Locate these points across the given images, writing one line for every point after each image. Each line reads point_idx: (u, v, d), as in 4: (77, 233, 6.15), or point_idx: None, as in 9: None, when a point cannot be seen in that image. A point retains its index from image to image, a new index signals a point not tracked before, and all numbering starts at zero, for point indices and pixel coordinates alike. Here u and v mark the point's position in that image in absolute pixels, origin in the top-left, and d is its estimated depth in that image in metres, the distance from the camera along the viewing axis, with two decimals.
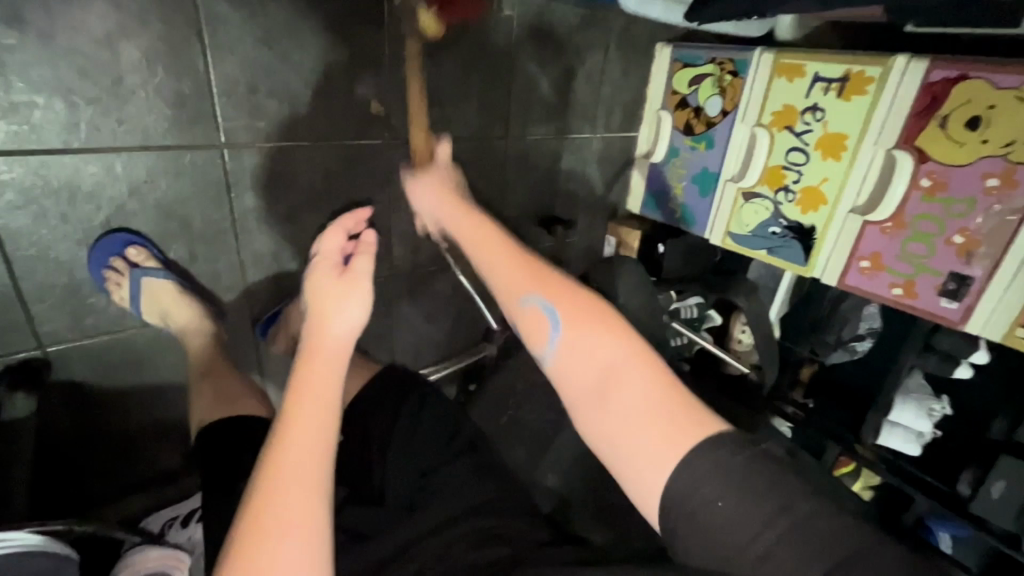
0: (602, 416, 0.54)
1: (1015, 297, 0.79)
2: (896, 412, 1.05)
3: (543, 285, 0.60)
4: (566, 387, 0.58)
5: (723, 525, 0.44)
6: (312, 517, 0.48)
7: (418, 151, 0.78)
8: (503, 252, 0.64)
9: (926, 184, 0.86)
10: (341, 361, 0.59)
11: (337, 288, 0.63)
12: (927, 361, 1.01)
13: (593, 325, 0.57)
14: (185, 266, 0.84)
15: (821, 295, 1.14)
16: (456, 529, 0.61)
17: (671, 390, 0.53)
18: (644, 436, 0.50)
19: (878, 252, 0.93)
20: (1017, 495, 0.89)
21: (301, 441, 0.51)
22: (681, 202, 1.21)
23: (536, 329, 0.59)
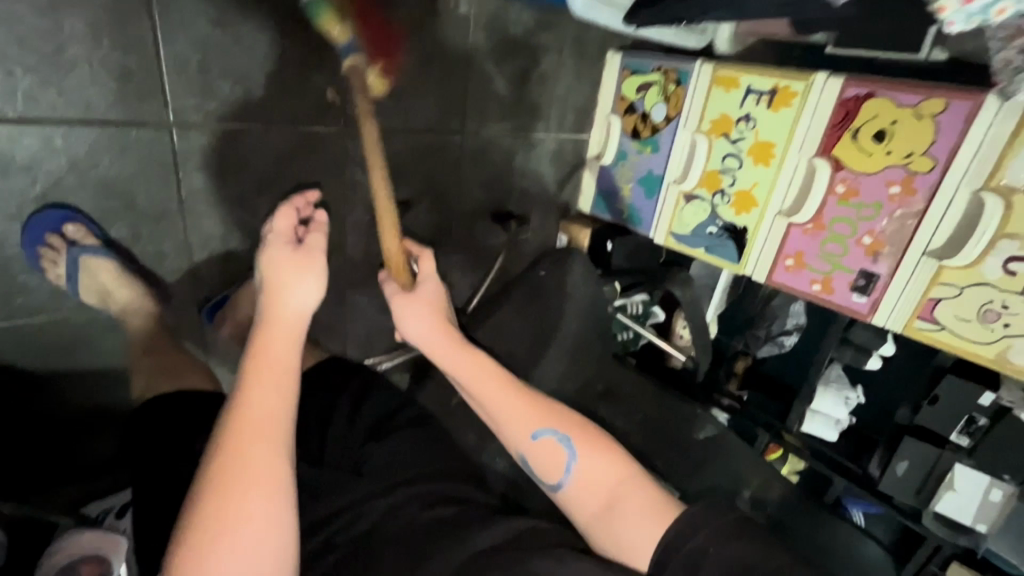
0: (614, 531, 0.63)
1: (913, 292, 0.89)
2: (817, 399, 1.14)
3: (551, 418, 0.69)
4: (577, 511, 0.66)
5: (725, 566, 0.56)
6: (278, 470, 0.52)
7: (394, 264, 0.74)
8: (508, 388, 0.71)
9: (840, 190, 0.95)
10: (297, 331, 0.62)
11: (291, 263, 0.65)
12: (844, 354, 1.11)
13: (597, 450, 0.68)
14: (127, 247, 0.82)
15: (755, 292, 1.23)
16: (406, 492, 0.64)
17: (660, 491, 0.65)
18: (650, 535, 0.61)
19: (801, 251, 1.01)
20: (918, 471, 1.01)
21: (266, 401, 0.55)
22: (628, 202, 1.28)
23: (550, 460, 0.68)
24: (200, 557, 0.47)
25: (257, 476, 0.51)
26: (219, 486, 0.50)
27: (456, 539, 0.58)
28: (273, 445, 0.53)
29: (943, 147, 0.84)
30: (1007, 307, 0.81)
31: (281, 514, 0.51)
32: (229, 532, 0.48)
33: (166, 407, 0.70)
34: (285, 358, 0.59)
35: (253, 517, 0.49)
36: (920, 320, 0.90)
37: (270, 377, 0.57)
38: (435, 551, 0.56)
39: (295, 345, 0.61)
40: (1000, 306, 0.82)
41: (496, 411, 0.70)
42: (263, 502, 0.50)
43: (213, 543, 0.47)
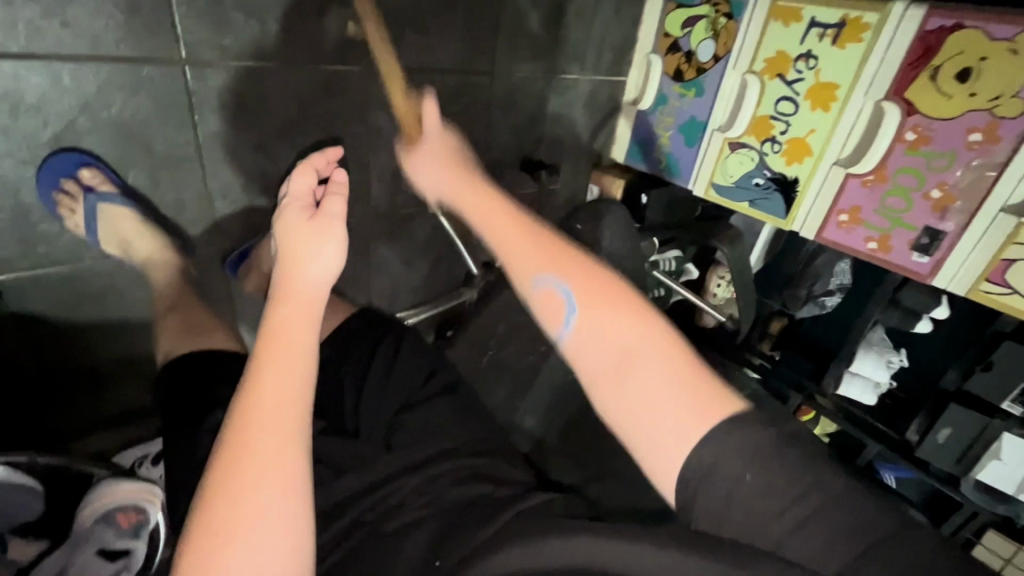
0: (623, 401, 0.49)
1: (982, 252, 0.82)
2: (856, 362, 1.07)
3: (563, 262, 0.56)
4: (582, 371, 0.53)
5: (754, 498, 0.43)
6: (292, 470, 0.48)
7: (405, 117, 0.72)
8: (515, 227, 0.59)
9: (910, 138, 0.86)
10: (312, 311, 0.57)
11: (308, 229, 0.60)
12: (891, 316, 1.04)
13: (614, 303, 0.53)
14: (147, 194, 0.80)
15: (798, 248, 1.13)
16: (438, 467, 0.62)
17: (699, 372, 0.48)
18: (669, 417, 0.47)
19: (857, 206, 0.94)
20: (961, 438, 0.97)
21: (275, 390, 0.50)
22: (666, 151, 1.20)
23: (552, 304, 0.55)
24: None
25: (268, 474, 0.47)
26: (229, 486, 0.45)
27: (488, 512, 0.56)
28: (287, 443, 0.48)
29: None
30: None
31: (294, 519, 0.46)
32: (242, 537, 0.44)
33: (199, 363, 0.70)
34: (299, 342, 0.54)
35: (260, 524, 0.44)
36: (988, 282, 0.83)
37: (281, 362, 0.52)
38: (466, 528, 0.54)
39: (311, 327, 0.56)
40: None
41: (498, 248, 0.59)
42: (276, 505, 0.46)
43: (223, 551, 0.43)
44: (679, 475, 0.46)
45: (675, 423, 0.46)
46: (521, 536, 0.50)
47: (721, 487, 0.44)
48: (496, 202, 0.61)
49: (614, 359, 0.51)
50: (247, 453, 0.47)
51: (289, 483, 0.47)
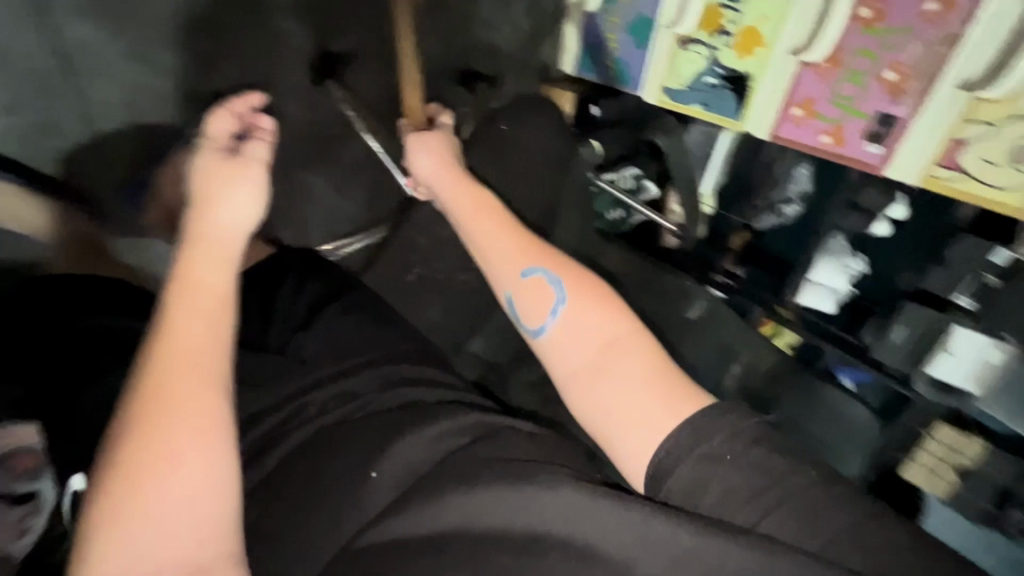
0: (602, 389, 0.52)
1: (936, 135, 0.80)
2: (815, 271, 1.04)
3: (544, 257, 0.60)
4: (562, 360, 0.56)
5: (727, 479, 0.45)
6: (210, 407, 0.43)
7: (412, 112, 0.75)
8: (498, 223, 0.63)
9: (865, 14, 0.81)
10: (228, 255, 0.51)
11: (223, 171, 0.56)
12: (848, 219, 1.00)
13: (596, 298, 0.57)
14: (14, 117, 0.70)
15: (755, 154, 1.04)
16: (354, 380, 0.56)
17: (661, 361, 0.54)
18: (646, 407, 0.50)
19: (811, 98, 0.89)
20: (918, 334, 0.95)
21: (185, 338, 0.45)
22: (616, 57, 1.11)
23: (537, 298, 0.58)
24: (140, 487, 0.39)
25: (178, 410, 0.42)
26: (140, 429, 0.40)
27: (424, 414, 0.52)
28: (201, 380, 0.43)
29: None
30: None
31: (218, 450, 0.42)
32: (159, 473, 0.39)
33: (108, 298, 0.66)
34: (213, 286, 0.49)
35: (179, 450, 0.40)
36: (940, 169, 0.82)
37: (193, 305, 0.47)
38: (400, 434, 0.49)
39: (228, 267, 0.51)
40: None
41: (485, 241, 0.62)
42: (192, 437, 0.41)
43: (137, 491, 0.39)
44: (652, 466, 0.48)
45: (648, 414, 0.50)
46: (476, 476, 0.45)
47: (698, 460, 0.47)
48: (484, 195, 0.66)
49: (598, 346, 0.54)
50: (170, 385, 0.42)
51: (202, 415, 0.42)
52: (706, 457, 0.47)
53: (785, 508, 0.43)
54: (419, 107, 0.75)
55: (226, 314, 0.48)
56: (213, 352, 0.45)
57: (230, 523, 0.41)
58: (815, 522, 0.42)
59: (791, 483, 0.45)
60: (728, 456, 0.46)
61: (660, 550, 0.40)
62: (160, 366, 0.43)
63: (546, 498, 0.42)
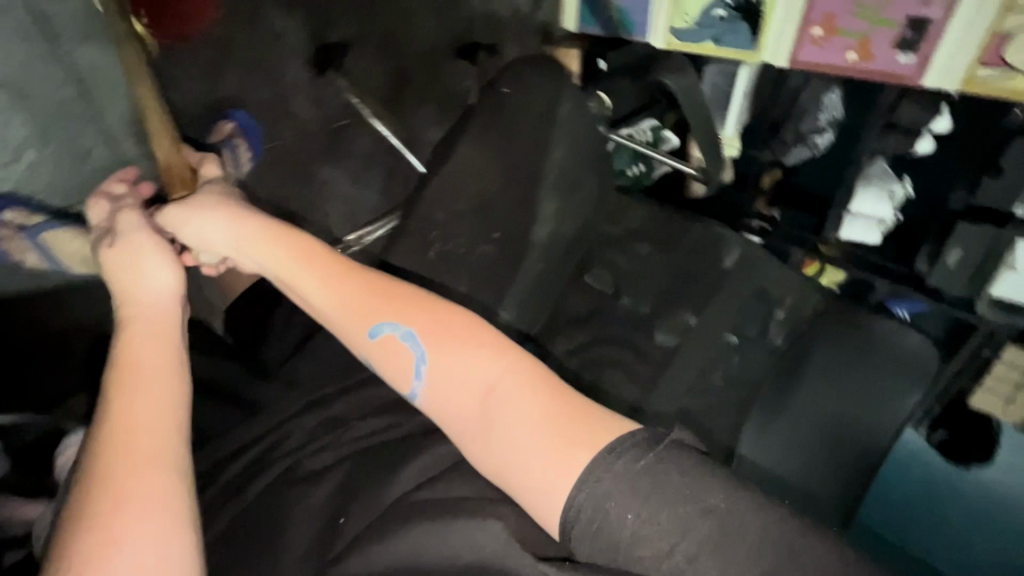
0: (488, 449, 0.41)
1: (974, 34, 0.77)
2: (857, 201, 0.97)
3: (392, 302, 0.49)
4: (444, 423, 0.45)
5: (634, 543, 0.33)
6: (167, 492, 0.41)
7: (172, 171, 0.64)
8: (330, 275, 0.50)
9: None
10: (169, 328, 0.51)
11: (133, 253, 0.53)
12: (888, 143, 0.91)
13: (456, 337, 0.45)
14: (44, 149, 0.69)
15: (780, 90, 0.96)
16: (338, 404, 0.50)
17: (544, 390, 0.42)
18: (536, 458, 0.39)
19: (831, 14, 0.85)
20: (972, 256, 0.91)
21: (137, 416, 0.44)
22: (618, 4, 1.06)
23: (393, 358, 0.47)
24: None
25: (125, 492, 0.40)
26: (90, 519, 0.39)
27: (396, 461, 0.44)
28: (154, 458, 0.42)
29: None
30: None
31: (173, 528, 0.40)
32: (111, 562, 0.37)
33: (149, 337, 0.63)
34: (159, 360, 0.48)
35: (129, 550, 0.38)
36: (984, 68, 0.79)
37: (140, 383, 0.46)
38: (375, 477, 0.44)
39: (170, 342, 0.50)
40: None
41: (318, 301, 0.50)
42: (143, 533, 0.39)
43: None
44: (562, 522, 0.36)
45: (546, 470, 0.38)
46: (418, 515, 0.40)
47: (597, 520, 0.35)
48: (290, 237, 0.52)
49: (478, 395, 0.43)
50: (122, 481, 0.41)
51: (159, 503, 0.40)
52: (604, 525, 0.34)
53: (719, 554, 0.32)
54: (179, 159, 0.64)
55: (178, 391, 0.47)
56: (164, 436, 0.44)
57: None
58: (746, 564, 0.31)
59: (720, 511, 0.33)
60: (630, 518, 0.34)
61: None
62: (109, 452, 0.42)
63: (484, 534, 0.38)
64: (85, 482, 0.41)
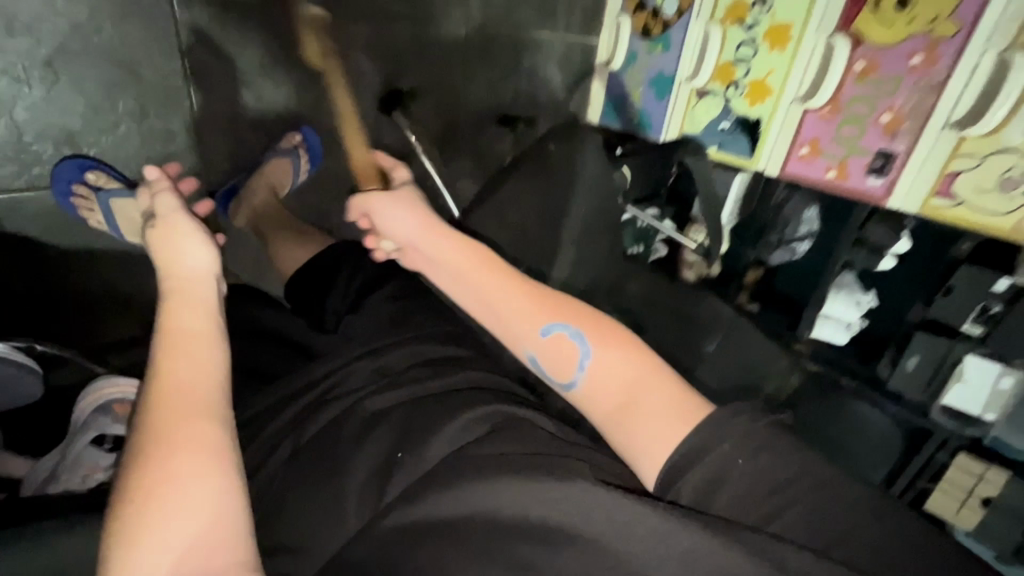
0: (633, 432, 0.49)
1: (930, 168, 0.90)
2: (827, 305, 1.02)
3: (561, 309, 0.57)
4: (595, 410, 0.53)
5: (748, 483, 0.43)
6: (214, 439, 0.44)
7: (360, 169, 0.64)
8: (511, 283, 0.58)
9: (858, 68, 0.94)
10: (207, 294, 0.54)
11: (168, 233, 0.57)
12: (858, 256, 0.98)
13: (617, 342, 0.54)
14: (136, 124, 0.81)
15: (766, 197, 1.08)
16: (391, 357, 0.58)
17: (682, 389, 0.51)
18: (671, 433, 0.47)
19: (816, 138, 1.01)
20: (929, 364, 0.94)
21: (183, 373, 0.47)
22: (638, 108, 1.25)
23: (559, 352, 0.55)
24: (149, 518, 0.39)
25: (177, 441, 0.42)
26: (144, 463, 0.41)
27: (443, 408, 0.51)
28: (199, 418, 0.44)
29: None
30: None
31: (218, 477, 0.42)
32: (167, 501, 0.40)
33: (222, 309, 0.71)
34: (201, 320, 0.52)
35: (182, 488, 0.40)
36: (939, 197, 0.90)
37: (187, 344, 0.49)
38: (430, 421, 0.50)
39: (212, 313, 0.53)
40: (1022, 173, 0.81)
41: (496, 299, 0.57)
42: (198, 472, 0.41)
43: (142, 519, 0.39)
44: (667, 467, 0.46)
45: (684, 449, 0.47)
46: (470, 465, 0.45)
47: (714, 465, 0.44)
48: (474, 245, 0.60)
49: (626, 388, 0.51)
50: (169, 431, 0.43)
51: (204, 452, 0.43)
52: (727, 469, 0.44)
53: (797, 507, 0.41)
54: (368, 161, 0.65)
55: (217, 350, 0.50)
56: (209, 394, 0.47)
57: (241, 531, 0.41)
58: (826, 514, 0.41)
59: (806, 472, 0.43)
60: (741, 461, 0.44)
61: (663, 549, 0.38)
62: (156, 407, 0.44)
63: (565, 493, 0.41)
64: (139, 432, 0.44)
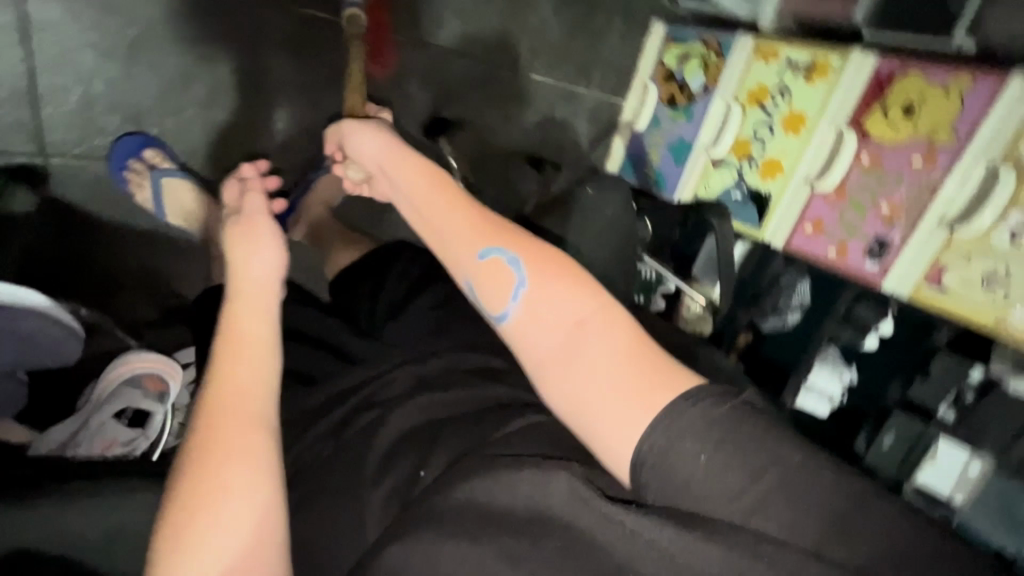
0: (574, 376, 0.46)
1: (922, 258, 0.97)
2: (811, 375, 1.11)
3: (505, 236, 0.52)
4: (529, 350, 0.49)
5: (703, 479, 0.39)
6: (261, 456, 0.43)
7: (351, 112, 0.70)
8: (447, 201, 0.54)
9: (865, 160, 1.03)
10: (268, 296, 0.54)
11: (242, 231, 0.58)
12: (844, 332, 1.08)
13: (560, 272, 0.49)
14: (201, 112, 0.93)
15: (763, 267, 1.19)
16: (428, 365, 0.58)
17: (656, 358, 0.45)
18: (621, 392, 0.44)
19: (820, 218, 1.10)
20: (902, 444, 1.02)
21: (238, 380, 0.47)
22: (656, 168, 1.33)
23: (494, 280, 0.51)
24: (195, 526, 0.40)
25: (225, 452, 0.43)
26: (196, 469, 0.42)
27: (484, 424, 0.50)
28: (247, 429, 0.44)
29: (977, 99, 0.87)
30: (1009, 274, 0.88)
31: (263, 491, 0.42)
32: (211, 511, 0.40)
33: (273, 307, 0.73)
34: (257, 321, 0.51)
35: (226, 499, 0.41)
36: (927, 285, 0.98)
37: (242, 349, 0.49)
38: (462, 422, 0.52)
39: (269, 315, 0.52)
40: (1003, 273, 0.89)
41: (432, 222, 0.55)
42: (243, 487, 0.41)
43: (189, 524, 0.40)
44: (630, 459, 0.42)
45: (619, 399, 0.43)
46: (472, 469, 0.45)
47: (668, 461, 0.40)
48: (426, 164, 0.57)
49: (569, 330, 0.47)
50: (220, 439, 0.43)
51: (251, 464, 0.42)
52: (679, 461, 0.39)
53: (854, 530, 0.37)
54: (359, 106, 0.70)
55: (272, 358, 0.50)
56: (259, 403, 0.46)
57: (278, 550, 0.41)
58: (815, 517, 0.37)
59: (789, 461, 0.38)
60: (703, 456, 0.39)
61: (644, 547, 0.38)
62: (210, 413, 0.45)
63: (552, 485, 0.42)
64: (194, 435, 0.44)
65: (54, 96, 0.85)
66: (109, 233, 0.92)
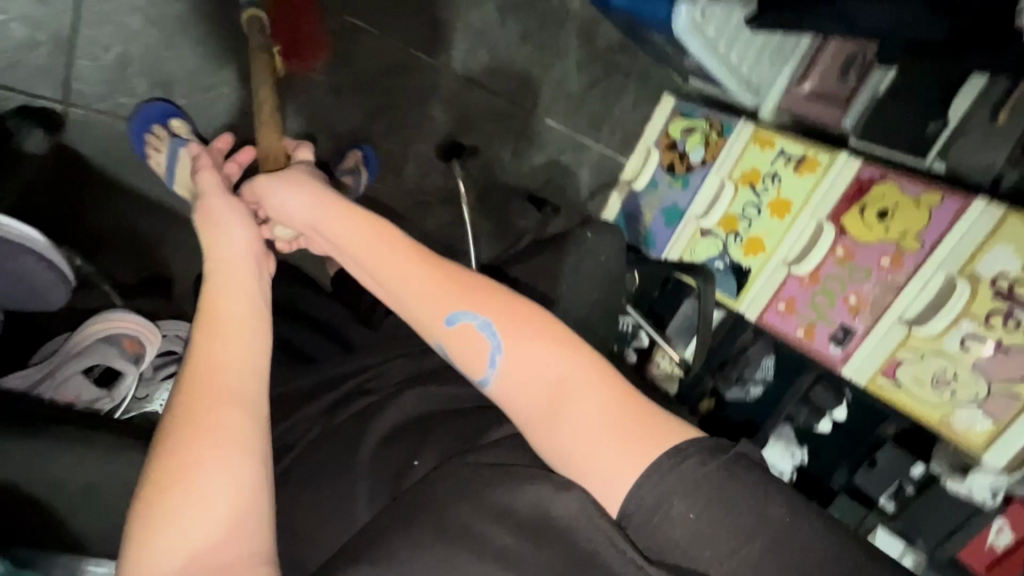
0: (560, 439, 0.44)
1: (881, 350, 1.04)
2: (767, 449, 1.16)
3: (471, 296, 0.50)
4: (514, 411, 0.48)
5: (690, 539, 0.39)
6: (243, 429, 0.43)
7: (269, 152, 0.67)
8: (405, 257, 0.52)
9: (839, 252, 1.09)
10: (252, 273, 0.53)
11: (216, 211, 0.57)
12: (800, 411, 1.15)
13: (532, 331, 0.48)
14: (229, 92, 0.95)
15: (733, 337, 1.24)
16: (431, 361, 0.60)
17: (636, 405, 0.45)
18: (609, 451, 0.43)
19: (793, 298, 1.16)
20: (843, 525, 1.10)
21: (222, 360, 0.46)
22: (648, 227, 1.40)
23: (466, 349, 0.49)
24: (170, 506, 0.39)
25: (204, 433, 0.42)
26: (171, 448, 0.41)
27: (476, 425, 0.51)
28: (227, 410, 0.44)
29: (945, 214, 0.96)
30: (956, 376, 0.95)
31: (245, 472, 0.42)
32: (187, 490, 0.40)
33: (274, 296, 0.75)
34: (241, 300, 0.51)
35: (203, 479, 0.40)
36: (882, 376, 1.04)
37: (226, 328, 0.48)
38: (452, 422, 0.52)
39: (254, 293, 0.52)
40: (951, 375, 0.96)
41: (392, 284, 0.52)
42: (221, 470, 0.41)
43: (166, 500, 0.39)
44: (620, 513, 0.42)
45: (612, 462, 0.43)
46: (454, 489, 0.44)
47: (658, 516, 0.40)
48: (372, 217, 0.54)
49: (548, 391, 0.46)
50: (199, 416, 0.43)
51: (233, 445, 0.42)
52: (666, 519, 0.40)
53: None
54: (278, 145, 0.68)
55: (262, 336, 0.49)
56: (243, 382, 0.46)
57: (261, 531, 0.41)
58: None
59: (780, 524, 0.38)
60: (691, 515, 0.39)
61: None
62: (190, 393, 0.44)
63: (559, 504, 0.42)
64: (173, 414, 0.44)
65: (92, 50, 0.85)
66: (106, 192, 0.90)
